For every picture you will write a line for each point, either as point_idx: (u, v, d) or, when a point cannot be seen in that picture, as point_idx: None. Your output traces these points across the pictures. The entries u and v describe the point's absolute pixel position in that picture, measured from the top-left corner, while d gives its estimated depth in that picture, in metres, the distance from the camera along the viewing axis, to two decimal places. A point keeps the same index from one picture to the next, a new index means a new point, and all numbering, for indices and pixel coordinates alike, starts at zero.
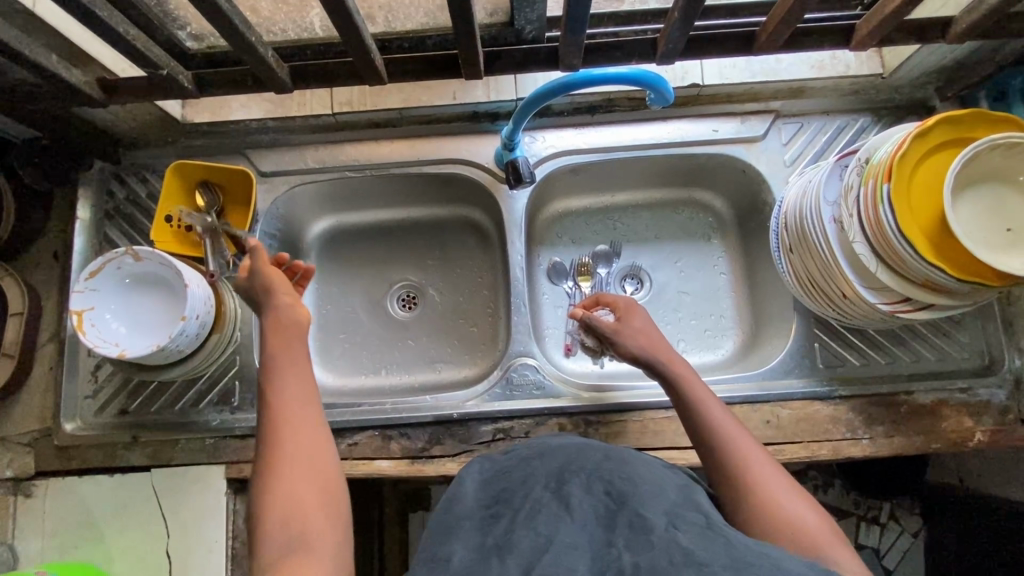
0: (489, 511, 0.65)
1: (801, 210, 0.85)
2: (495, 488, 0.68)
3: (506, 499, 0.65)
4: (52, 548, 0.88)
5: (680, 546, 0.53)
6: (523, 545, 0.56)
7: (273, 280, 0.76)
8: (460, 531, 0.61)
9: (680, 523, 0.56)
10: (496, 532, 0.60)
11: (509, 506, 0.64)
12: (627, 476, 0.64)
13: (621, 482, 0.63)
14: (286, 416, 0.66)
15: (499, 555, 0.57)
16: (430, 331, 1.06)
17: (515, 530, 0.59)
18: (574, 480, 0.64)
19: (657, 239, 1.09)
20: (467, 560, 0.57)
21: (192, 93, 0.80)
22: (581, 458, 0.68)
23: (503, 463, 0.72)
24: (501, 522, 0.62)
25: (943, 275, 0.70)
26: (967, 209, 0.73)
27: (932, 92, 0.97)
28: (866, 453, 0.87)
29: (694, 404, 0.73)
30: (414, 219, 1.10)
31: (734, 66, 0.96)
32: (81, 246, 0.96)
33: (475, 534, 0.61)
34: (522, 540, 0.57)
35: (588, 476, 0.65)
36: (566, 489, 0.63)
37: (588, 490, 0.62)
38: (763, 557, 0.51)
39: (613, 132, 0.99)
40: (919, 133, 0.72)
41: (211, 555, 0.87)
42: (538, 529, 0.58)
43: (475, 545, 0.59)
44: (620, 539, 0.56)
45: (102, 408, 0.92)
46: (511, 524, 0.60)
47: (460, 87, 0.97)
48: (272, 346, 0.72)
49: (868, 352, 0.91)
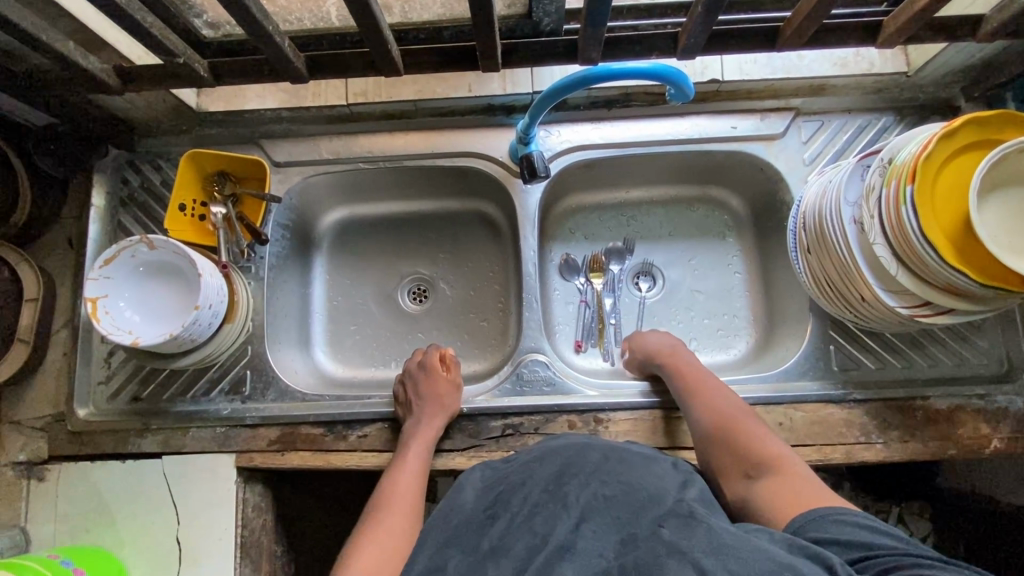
0: (487, 513, 0.68)
1: (820, 209, 0.83)
2: (494, 490, 0.71)
3: (504, 500, 0.68)
4: (63, 532, 0.89)
5: (663, 542, 0.57)
6: (520, 547, 0.62)
7: (439, 387, 0.89)
8: (459, 540, 0.66)
9: (666, 520, 0.60)
10: (493, 535, 0.65)
11: (506, 508, 0.67)
12: (624, 480, 0.66)
13: (617, 486, 0.66)
14: (400, 480, 0.81)
15: (495, 556, 0.62)
16: (440, 324, 1.06)
17: (514, 532, 0.64)
18: (571, 483, 0.67)
19: (671, 236, 1.08)
20: (462, 566, 0.63)
21: (207, 82, 0.79)
22: (580, 461, 0.70)
23: (503, 470, 0.74)
24: (499, 523, 0.66)
25: (965, 280, 0.69)
26: (992, 211, 0.72)
27: (957, 92, 0.94)
28: (879, 458, 0.86)
29: (694, 386, 0.83)
30: (427, 211, 1.09)
31: (756, 62, 0.93)
32: (95, 234, 0.96)
33: (473, 537, 0.66)
34: (518, 542, 0.63)
35: (586, 478, 0.67)
36: (563, 491, 0.66)
37: (585, 493, 0.66)
38: (742, 539, 0.56)
39: (629, 126, 0.97)
40: (945, 133, 0.70)
41: (220, 543, 0.87)
42: (535, 531, 0.63)
43: (473, 548, 0.64)
44: (610, 550, 0.59)
45: (115, 394, 0.93)
46: (509, 526, 0.65)
47: (476, 78, 0.95)
48: (418, 421, 0.86)
49: (884, 355, 0.90)
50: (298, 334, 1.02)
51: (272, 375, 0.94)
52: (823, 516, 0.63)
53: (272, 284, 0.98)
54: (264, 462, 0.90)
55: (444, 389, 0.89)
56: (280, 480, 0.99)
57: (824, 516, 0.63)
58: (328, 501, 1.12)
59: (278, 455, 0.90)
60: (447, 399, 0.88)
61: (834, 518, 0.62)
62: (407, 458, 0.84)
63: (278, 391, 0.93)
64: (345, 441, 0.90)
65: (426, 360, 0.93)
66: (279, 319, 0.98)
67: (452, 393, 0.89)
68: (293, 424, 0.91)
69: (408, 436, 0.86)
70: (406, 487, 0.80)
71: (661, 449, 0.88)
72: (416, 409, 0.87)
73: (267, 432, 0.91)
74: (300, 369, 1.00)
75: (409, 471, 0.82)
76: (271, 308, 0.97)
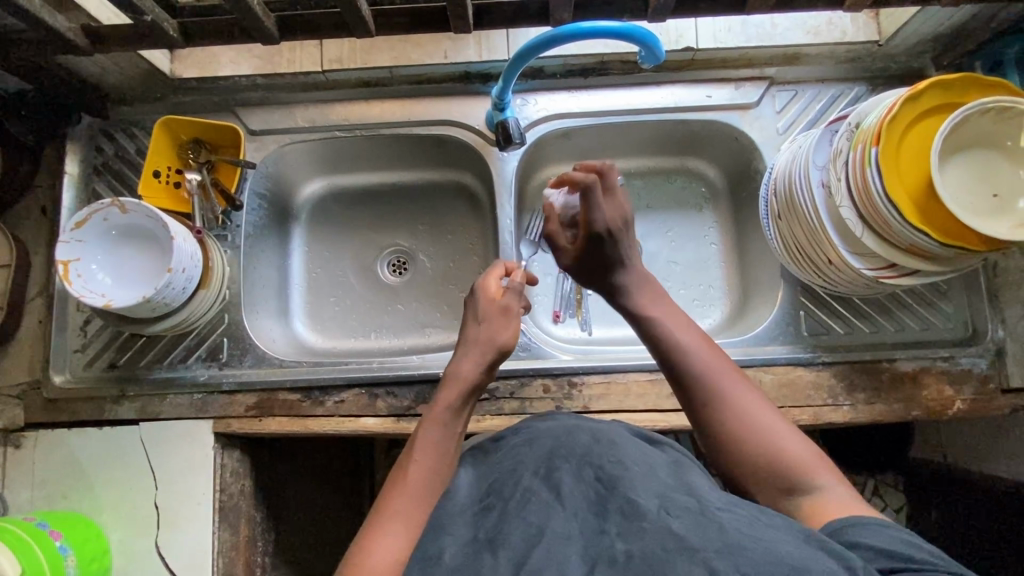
0: (481, 505, 0.63)
1: (789, 175, 0.85)
2: (487, 479, 0.67)
3: (497, 491, 0.64)
4: (41, 498, 0.89)
5: (671, 533, 0.51)
6: (516, 538, 0.55)
7: (493, 319, 0.77)
8: (451, 525, 0.60)
9: (672, 507, 0.55)
10: (487, 527, 0.59)
11: (500, 498, 0.62)
12: (616, 459, 0.64)
13: (611, 467, 0.63)
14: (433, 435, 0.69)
15: (491, 548, 0.55)
16: (420, 295, 1.07)
17: (506, 523, 0.58)
18: (564, 466, 0.64)
19: (649, 208, 1.09)
20: (459, 555, 0.56)
21: (178, 43, 0.78)
22: (570, 442, 0.67)
23: (493, 455, 0.71)
24: (493, 514, 0.60)
25: (928, 240, 0.71)
26: (956, 174, 0.73)
27: (928, 61, 0.96)
28: (846, 419, 0.88)
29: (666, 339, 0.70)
30: (405, 183, 1.09)
31: (730, 30, 0.93)
32: (70, 200, 0.96)
33: (468, 527, 0.60)
34: (514, 531, 0.56)
35: (576, 462, 0.64)
36: (555, 476, 0.62)
37: (576, 478, 0.62)
38: (756, 539, 0.50)
39: (606, 95, 0.98)
40: (908, 97, 0.72)
41: (199, 507, 0.88)
42: (529, 520, 0.57)
43: (468, 538, 0.58)
44: (613, 525, 0.55)
45: (91, 361, 0.93)
46: (502, 517, 0.59)
47: (451, 45, 0.95)
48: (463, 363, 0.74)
49: (852, 321, 0.92)
50: (276, 305, 1.03)
51: (250, 342, 0.94)
52: (868, 523, 0.55)
53: (249, 253, 0.98)
54: (242, 427, 0.90)
55: (499, 322, 0.77)
56: (261, 449, 1.00)
57: (868, 522, 0.56)
58: (312, 474, 1.13)
59: (255, 420, 0.91)
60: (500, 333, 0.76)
61: (877, 526, 0.55)
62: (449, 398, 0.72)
63: (255, 358, 0.93)
64: (322, 406, 0.91)
65: (488, 277, 0.82)
66: (257, 289, 0.98)
67: (506, 328, 0.77)
68: (270, 390, 0.92)
69: (451, 377, 0.73)
70: (435, 439, 0.69)
71: (635, 413, 0.89)
72: (465, 348, 0.76)
73: (244, 398, 0.92)
74: (279, 338, 1.00)
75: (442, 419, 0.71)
76: (248, 277, 0.97)
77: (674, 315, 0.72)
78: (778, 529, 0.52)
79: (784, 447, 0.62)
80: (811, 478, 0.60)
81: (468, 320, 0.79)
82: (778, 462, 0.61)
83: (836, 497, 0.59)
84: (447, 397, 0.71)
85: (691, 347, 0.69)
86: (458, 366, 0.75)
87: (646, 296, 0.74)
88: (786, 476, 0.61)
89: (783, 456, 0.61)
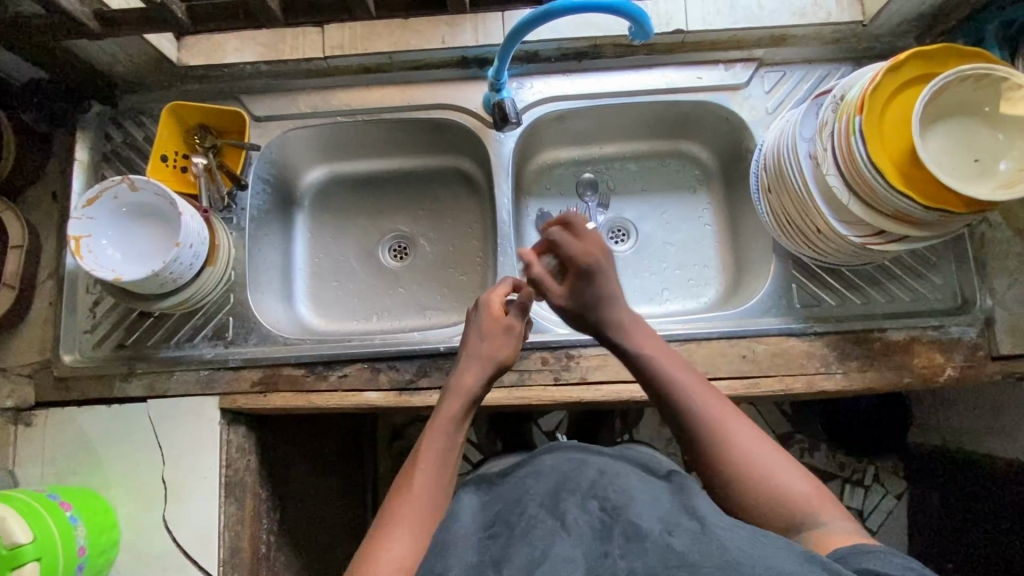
0: (487, 533, 0.63)
1: (778, 147, 0.87)
2: (492, 507, 0.69)
3: (503, 518, 0.65)
4: (52, 474, 0.91)
5: (673, 550, 0.53)
6: (518, 559, 0.56)
7: (488, 332, 0.80)
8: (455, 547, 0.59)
9: (674, 529, 0.56)
10: (494, 551, 0.59)
11: (507, 526, 0.63)
12: (620, 489, 0.64)
13: (615, 496, 0.63)
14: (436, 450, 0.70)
15: (496, 565, 0.57)
16: (420, 279, 1.09)
17: (513, 546, 0.59)
18: (569, 498, 0.64)
19: (644, 190, 1.11)
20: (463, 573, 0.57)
21: (186, 26, 0.82)
22: (576, 477, 0.68)
23: (497, 488, 0.73)
24: (498, 541, 0.61)
25: (911, 204, 0.72)
26: (936, 142, 0.76)
27: (911, 41, 0.99)
28: (839, 387, 0.89)
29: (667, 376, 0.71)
30: (406, 169, 1.12)
31: (718, 13, 0.96)
32: (79, 186, 0.98)
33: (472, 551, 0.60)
34: (517, 553, 0.57)
35: (582, 495, 0.64)
36: (560, 507, 0.63)
37: (581, 508, 0.62)
38: (753, 556, 0.52)
39: (600, 78, 1.00)
40: (888, 68, 0.74)
41: (205, 481, 0.90)
42: (534, 544, 0.58)
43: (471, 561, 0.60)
44: (614, 547, 0.56)
45: (101, 341, 0.96)
46: (508, 542, 0.60)
47: (449, 31, 0.97)
48: (465, 377, 0.76)
49: (844, 292, 0.94)
50: (280, 288, 1.05)
51: (255, 321, 0.96)
52: (869, 551, 0.55)
53: (254, 236, 1.00)
54: (247, 403, 0.92)
55: (499, 339, 0.80)
56: (266, 427, 1.02)
57: (874, 551, 0.55)
58: (314, 456, 1.15)
59: (260, 396, 0.93)
60: (496, 347, 0.79)
61: (885, 556, 0.54)
62: (452, 411, 0.73)
63: (260, 336, 0.95)
64: (326, 380, 0.93)
65: (492, 293, 0.84)
66: (261, 271, 1.01)
67: (506, 344, 0.80)
68: (275, 366, 0.94)
69: (453, 390, 0.75)
70: (440, 452, 0.70)
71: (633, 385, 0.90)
72: (465, 361, 0.79)
73: (250, 373, 0.94)
74: (282, 319, 1.02)
75: (444, 430, 0.72)
76: (253, 260, 0.99)
77: (667, 355, 0.74)
78: (777, 548, 0.53)
79: (784, 483, 0.63)
80: (810, 513, 0.61)
81: (469, 334, 0.81)
82: (777, 496, 0.62)
83: (838, 530, 0.59)
84: (450, 406, 0.73)
85: (688, 382, 0.70)
86: (458, 378, 0.76)
87: (640, 335, 0.77)
88: (790, 510, 0.62)
89: (785, 490, 0.62)
